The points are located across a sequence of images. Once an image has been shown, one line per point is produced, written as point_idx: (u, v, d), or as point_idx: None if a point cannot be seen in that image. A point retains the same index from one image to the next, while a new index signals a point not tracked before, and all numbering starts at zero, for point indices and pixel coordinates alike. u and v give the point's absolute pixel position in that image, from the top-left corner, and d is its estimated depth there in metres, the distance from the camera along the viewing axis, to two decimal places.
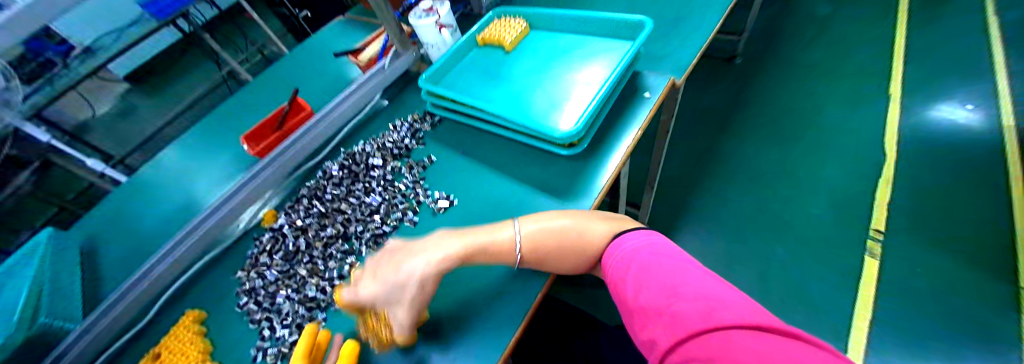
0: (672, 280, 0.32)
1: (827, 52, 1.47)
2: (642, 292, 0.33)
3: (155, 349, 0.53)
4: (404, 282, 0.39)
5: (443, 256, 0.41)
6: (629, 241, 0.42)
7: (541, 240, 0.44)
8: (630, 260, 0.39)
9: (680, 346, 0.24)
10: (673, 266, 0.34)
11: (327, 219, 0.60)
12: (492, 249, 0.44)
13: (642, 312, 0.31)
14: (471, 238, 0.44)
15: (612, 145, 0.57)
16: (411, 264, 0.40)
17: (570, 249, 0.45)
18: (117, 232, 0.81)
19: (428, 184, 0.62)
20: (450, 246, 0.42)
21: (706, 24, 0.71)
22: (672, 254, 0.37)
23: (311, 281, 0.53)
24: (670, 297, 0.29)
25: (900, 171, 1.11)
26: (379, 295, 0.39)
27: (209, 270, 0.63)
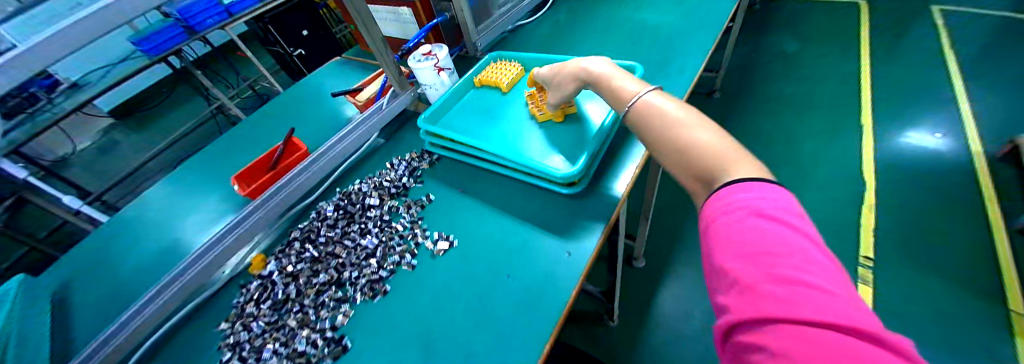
0: (769, 246, 0.28)
1: (800, 85, 1.56)
2: (729, 251, 0.30)
3: None
4: (559, 70, 0.62)
5: (580, 68, 0.57)
6: (740, 182, 0.33)
7: (646, 108, 0.45)
8: (730, 206, 0.32)
9: (749, 325, 0.26)
10: (778, 228, 0.29)
11: (320, 264, 0.57)
12: (609, 89, 0.52)
13: (719, 271, 0.30)
14: (610, 74, 0.53)
15: (611, 183, 0.59)
16: (570, 63, 0.60)
17: (660, 137, 0.42)
18: (89, 276, 0.76)
19: (427, 224, 0.61)
20: (593, 67, 0.56)
21: (691, 66, 0.75)
22: (787, 209, 0.31)
23: (301, 333, 0.50)
24: (756, 269, 0.28)
25: (882, 197, 1.15)
26: (547, 75, 0.65)
27: (191, 319, 0.59)
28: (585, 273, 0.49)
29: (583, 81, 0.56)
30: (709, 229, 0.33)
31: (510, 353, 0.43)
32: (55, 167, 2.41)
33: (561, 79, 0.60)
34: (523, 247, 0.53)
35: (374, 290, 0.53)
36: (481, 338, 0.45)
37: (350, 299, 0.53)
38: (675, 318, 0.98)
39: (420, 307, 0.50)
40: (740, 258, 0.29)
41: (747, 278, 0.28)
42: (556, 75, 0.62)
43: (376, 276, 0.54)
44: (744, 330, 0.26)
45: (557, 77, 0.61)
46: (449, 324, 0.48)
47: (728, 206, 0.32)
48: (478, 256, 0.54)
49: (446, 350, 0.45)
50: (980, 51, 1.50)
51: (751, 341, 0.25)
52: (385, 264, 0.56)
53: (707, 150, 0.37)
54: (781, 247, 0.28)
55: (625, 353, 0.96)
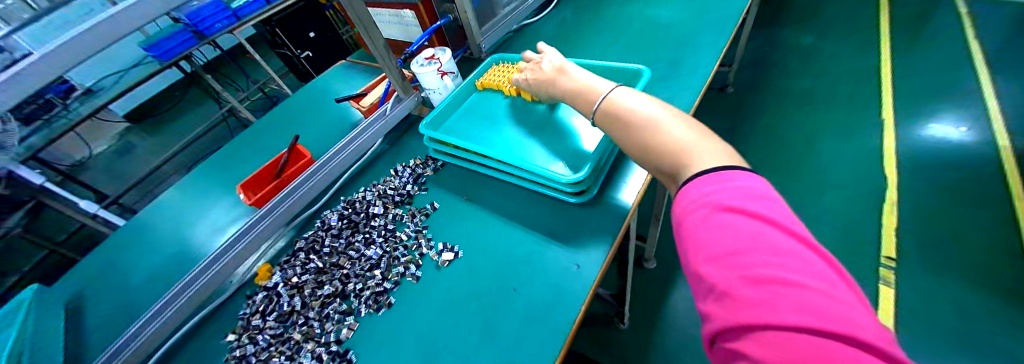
0: (738, 242, 0.28)
1: (816, 79, 1.51)
2: (704, 256, 0.29)
3: None
4: (537, 80, 0.64)
5: (556, 81, 0.59)
6: (706, 179, 0.33)
7: (613, 113, 0.46)
8: (699, 205, 0.32)
9: (731, 333, 0.24)
10: (747, 222, 0.28)
11: (324, 275, 0.57)
12: (581, 95, 0.53)
13: (695, 275, 0.30)
14: (582, 82, 0.54)
15: (619, 191, 0.57)
16: (545, 74, 0.62)
17: (634, 144, 0.43)
18: (102, 285, 0.77)
19: (432, 233, 0.60)
20: (567, 78, 0.57)
21: (703, 66, 0.73)
22: (757, 200, 0.30)
23: (306, 346, 0.49)
24: (728, 267, 0.27)
25: (904, 195, 1.10)
26: (528, 79, 0.66)
27: (200, 330, 0.59)
28: (594, 286, 0.47)
29: (560, 92, 0.58)
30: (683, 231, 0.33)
31: None
32: (73, 171, 2.47)
33: (545, 93, 0.63)
34: (530, 258, 0.52)
35: (379, 303, 0.52)
36: (487, 355, 0.44)
37: (355, 312, 0.52)
38: (687, 322, 0.95)
39: (425, 321, 0.49)
40: (712, 258, 0.28)
41: (721, 279, 0.27)
42: (537, 85, 0.64)
43: (380, 288, 0.53)
44: (727, 339, 0.25)
45: (540, 90, 0.64)
46: (454, 340, 0.47)
47: (697, 206, 0.32)
48: (484, 267, 0.53)
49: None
50: (1008, 40, 1.42)
51: (732, 348, 0.24)
52: (390, 276, 0.55)
53: (674, 151, 0.38)
54: (751, 241, 0.27)
55: (636, 357, 0.94)
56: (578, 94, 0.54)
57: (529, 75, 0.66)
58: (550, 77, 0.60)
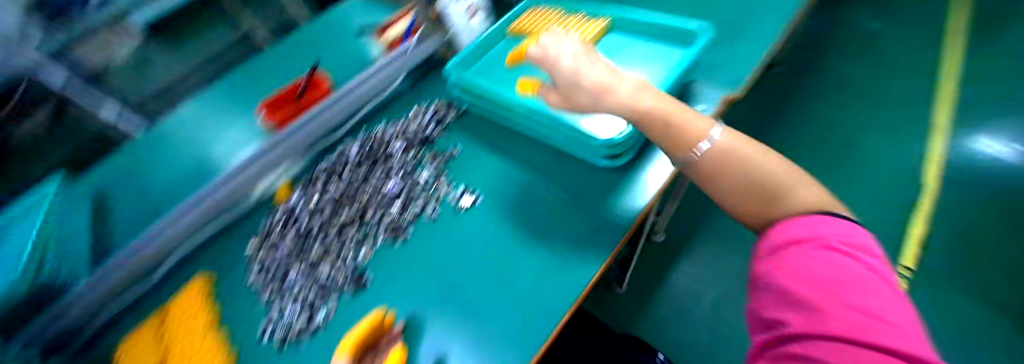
0: (828, 267, 0.31)
1: (872, 71, 1.39)
2: (794, 276, 0.32)
3: (161, 312, 0.58)
4: (591, 89, 0.45)
5: (625, 100, 0.45)
6: (812, 218, 0.37)
7: (724, 162, 0.43)
8: (799, 236, 0.36)
9: (806, 339, 0.28)
10: (842, 257, 0.32)
11: (343, 201, 0.58)
12: (676, 129, 0.44)
13: (774, 287, 0.34)
14: (667, 106, 0.45)
15: (647, 161, 0.55)
16: (606, 86, 0.45)
17: (753, 197, 0.42)
18: (127, 186, 0.80)
19: (451, 177, 0.60)
20: (640, 100, 0.45)
21: (768, 33, 0.64)
22: (863, 253, 0.33)
23: (325, 262, 0.52)
24: (812, 283, 0.31)
25: (934, 207, 1.06)
26: (570, 86, 0.47)
27: (220, 238, 0.65)
28: (613, 254, 0.47)
29: (633, 113, 0.45)
30: (771, 255, 0.37)
31: (521, 315, 0.44)
32: None
33: (596, 107, 0.46)
34: (550, 214, 0.52)
35: (396, 233, 0.54)
36: (494, 297, 0.46)
37: (373, 237, 0.54)
38: (685, 297, 0.97)
39: (438, 259, 0.51)
40: (797, 275, 0.32)
41: (803, 290, 0.31)
42: (588, 96, 0.46)
43: (399, 220, 0.55)
44: (798, 343, 0.28)
45: (591, 102, 0.46)
46: (465, 279, 0.48)
47: (793, 236, 0.36)
48: (502, 217, 0.53)
49: (464, 305, 0.46)
50: None
51: (805, 350, 0.27)
52: (409, 209, 0.56)
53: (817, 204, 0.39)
54: (851, 278, 0.30)
55: (626, 319, 0.98)
56: (667, 123, 0.44)
57: (576, 80, 0.47)
58: (616, 92, 0.45)
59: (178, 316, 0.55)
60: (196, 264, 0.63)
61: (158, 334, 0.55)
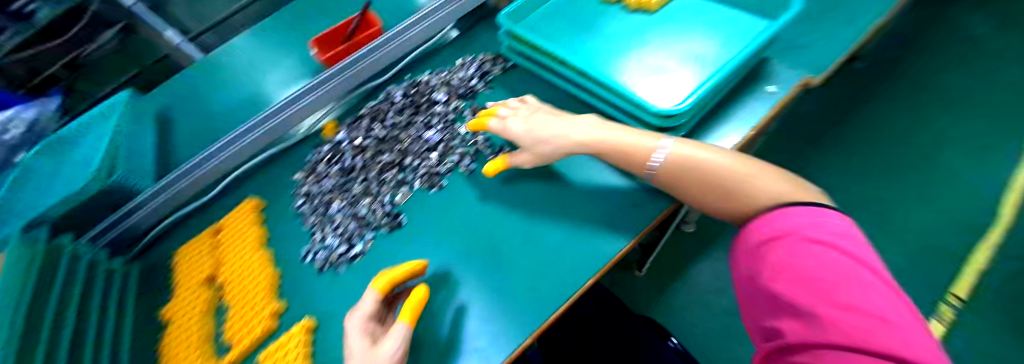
0: (811, 264, 0.31)
1: (967, 82, 1.23)
2: (786, 279, 0.32)
3: (216, 225, 0.63)
4: (544, 140, 0.48)
5: (573, 135, 0.47)
6: (782, 211, 0.37)
7: (686, 164, 0.41)
8: (774, 233, 0.36)
9: (806, 349, 0.27)
10: (823, 250, 0.32)
11: (385, 145, 0.61)
12: (629, 147, 0.44)
13: (766, 292, 0.33)
14: (615, 130, 0.46)
15: (710, 135, 0.47)
16: (553, 133, 0.48)
17: (716, 194, 0.41)
18: (184, 107, 0.83)
19: (490, 135, 0.59)
20: (587, 131, 0.47)
21: (866, 18, 0.57)
22: (842, 238, 0.34)
23: (364, 200, 0.56)
24: (802, 284, 0.30)
25: (1004, 242, 0.97)
26: (527, 142, 0.49)
27: (270, 164, 0.70)
28: (648, 229, 0.46)
29: (588, 146, 0.46)
30: (751, 256, 0.37)
31: (543, 274, 0.45)
32: None
33: (555, 152, 0.48)
34: (586, 183, 0.52)
35: (432, 182, 0.56)
36: (519, 253, 0.48)
37: (409, 183, 0.57)
38: (705, 291, 0.96)
39: (471, 211, 0.53)
40: (785, 278, 0.32)
41: (793, 293, 0.31)
42: (543, 145, 0.48)
43: (435, 170, 0.56)
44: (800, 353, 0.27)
45: (548, 149, 0.48)
46: (493, 235, 0.50)
47: (766, 234, 0.36)
48: (537, 180, 0.54)
49: (492, 257, 0.48)
50: None
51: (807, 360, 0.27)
52: (445, 161, 0.58)
53: (777, 197, 0.39)
54: (837, 272, 0.30)
55: (642, 303, 0.98)
56: (620, 146, 0.45)
57: (528, 134, 0.49)
58: (566, 134, 0.47)
59: (231, 229, 0.61)
60: (245, 187, 0.69)
61: (213, 241, 0.61)
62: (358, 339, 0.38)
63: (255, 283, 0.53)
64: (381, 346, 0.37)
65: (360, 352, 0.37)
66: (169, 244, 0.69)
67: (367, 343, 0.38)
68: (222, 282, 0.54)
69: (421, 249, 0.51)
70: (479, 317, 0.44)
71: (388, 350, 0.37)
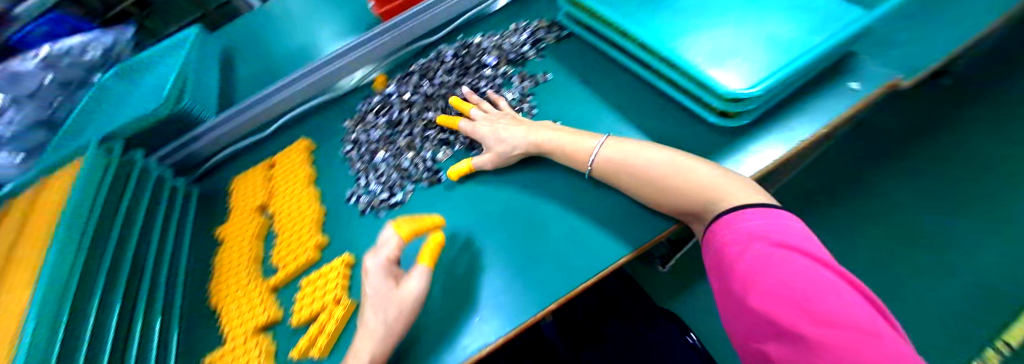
0: (781, 271, 0.27)
1: None
2: (760, 293, 0.27)
3: (270, 160, 0.67)
4: (500, 141, 0.51)
5: (524, 139, 0.49)
6: (736, 212, 0.33)
7: (613, 165, 0.43)
8: (733, 239, 0.32)
9: None
10: (788, 254, 0.28)
11: (430, 102, 0.63)
12: (571, 153, 0.46)
13: (742, 309, 0.28)
14: (562, 135, 0.47)
15: (776, 128, 0.45)
16: (507, 134, 0.51)
17: (659, 196, 0.40)
18: (246, 45, 0.85)
19: (536, 101, 0.58)
20: (538, 135, 0.49)
21: (945, 38, 0.53)
22: (800, 236, 0.30)
23: (407, 154, 0.58)
24: (777, 297, 0.26)
25: None
26: (487, 143, 0.52)
27: (320, 110, 0.73)
28: None
29: (541, 150, 0.49)
30: (718, 269, 0.32)
31: (573, 242, 0.44)
32: None
33: (510, 153, 0.51)
34: None
35: (473, 146, 0.57)
36: (551, 221, 0.47)
37: (450, 144, 0.58)
38: None
39: (507, 177, 0.54)
40: (758, 291, 0.27)
41: (770, 309, 0.26)
42: (500, 146, 0.51)
43: None
44: None
45: (503, 150, 0.51)
46: (525, 199, 0.50)
47: (725, 242, 0.32)
48: None
49: (519, 221, 0.49)
50: None
51: None
52: None
53: (697, 195, 0.37)
54: (807, 279, 0.26)
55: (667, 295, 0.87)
56: (564, 151, 0.47)
57: (487, 135, 0.52)
58: (518, 137, 0.50)
59: (283, 165, 0.65)
60: (294, 131, 0.73)
61: (266, 173, 0.66)
62: (381, 279, 0.42)
63: (302, 216, 0.58)
64: (405, 286, 0.41)
65: (383, 290, 0.41)
66: (223, 173, 0.75)
67: (389, 282, 0.42)
68: (273, 211, 0.60)
69: (453, 204, 0.54)
70: (502, 274, 0.45)
71: (410, 290, 0.40)
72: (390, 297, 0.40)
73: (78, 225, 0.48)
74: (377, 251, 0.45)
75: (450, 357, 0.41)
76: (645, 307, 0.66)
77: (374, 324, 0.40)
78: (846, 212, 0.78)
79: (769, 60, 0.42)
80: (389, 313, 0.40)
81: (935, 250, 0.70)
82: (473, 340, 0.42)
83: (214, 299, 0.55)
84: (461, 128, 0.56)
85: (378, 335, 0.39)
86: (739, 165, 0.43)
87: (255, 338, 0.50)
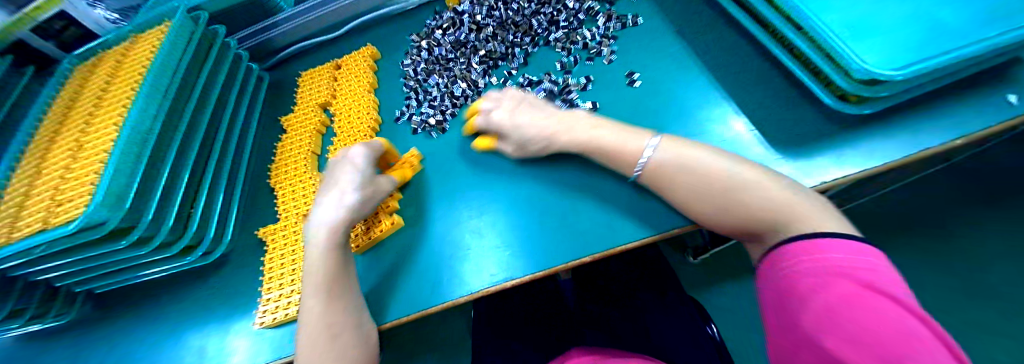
0: (862, 316, 0.22)
1: None
2: (835, 336, 0.22)
3: (336, 61, 0.68)
4: (532, 139, 0.48)
5: (561, 137, 0.46)
6: (814, 241, 0.28)
7: (669, 171, 0.39)
8: (805, 271, 0.27)
9: None
10: (877, 301, 0.23)
11: (502, 29, 0.62)
12: (616, 154, 0.43)
13: (811, 351, 0.24)
14: (603, 134, 0.44)
15: (889, 132, 0.39)
16: (539, 131, 0.47)
17: (721, 212, 0.37)
18: None
19: (616, 46, 0.56)
20: (576, 132, 0.46)
21: None
22: (895, 285, 0.24)
23: (460, 83, 0.60)
24: (860, 343, 0.21)
25: None
26: (515, 138, 0.49)
27: (391, 20, 0.73)
28: None
29: (577, 147, 0.46)
30: (781, 300, 0.28)
31: (618, 204, 0.46)
32: None
33: (544, 150, 0.48)
34: (671, 120, 0.48)
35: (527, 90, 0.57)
36: (604, 178, 0.49)
37: (507, 83, 0.59)
38: None
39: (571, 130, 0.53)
40: (832, 334, 0.22)
41: (849, 357, 0.21)
42: (531, 144, 0.48)
43: (533, 79, 0.57)
44: None
45: (536, 147, 0.48)
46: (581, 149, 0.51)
47: (799, 273, 0.27)
48: (633, 120, 0.50)
49: (579, 183, 0.49)
50: None
51: None
52: (550, 71, 0.57)
53: (766, 215, 0.33)
54: (900, 332, 0.21)
55: (699, 283, 0.83)
56: (607, 154, 0.44)
57: (514, 131, 0.49)
58: (552, 134, 0.47)
59: (349, 67, 0.66)
60: (362, 37, 0.73)
61: (332, 74, 0.67)
62: (367, 163, 0.48)
63: (359, 122, 0.59)
64: (380, 179, 0.49)
65: (364, 174, 0.47)
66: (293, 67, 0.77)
67: (370, 168, 0.49)
68: (334, 110, 0.62)
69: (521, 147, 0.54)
70: (543, 220, 0.48)
71: (385, 183, 0.49)
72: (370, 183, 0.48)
73: (160, 89, 0.51)
74: (365, 144, 0.51)
75: (476, 280, 0.47)
76: (680, 302, 0.60)
77: (348, 196, 0.46)
78: (914, 247, 0.73)
79: (927, 37, 0.35)
80: (366, 193, 0.47)
81: (999, 309, 0.66)
82: (500, 271, 0.47)
83: (273, 179, 0.59)
84: (477, 125, 0.53)
85: (351, 206, 0.46)
86: (839, 167, 0.39)
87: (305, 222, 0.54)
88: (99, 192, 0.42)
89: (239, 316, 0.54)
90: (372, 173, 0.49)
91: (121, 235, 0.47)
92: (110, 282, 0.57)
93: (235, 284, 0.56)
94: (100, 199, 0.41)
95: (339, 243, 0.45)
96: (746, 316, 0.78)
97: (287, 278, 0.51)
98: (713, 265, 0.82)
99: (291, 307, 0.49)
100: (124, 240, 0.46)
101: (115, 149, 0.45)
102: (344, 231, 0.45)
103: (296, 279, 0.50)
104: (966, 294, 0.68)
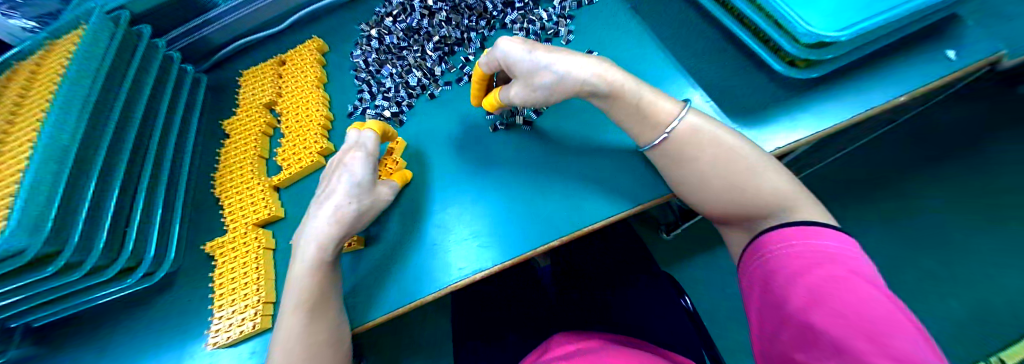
0: (850, 297, 0.23)
1: None
2: (824, 312, 0.23)
3: (281, 57, 0.64)
4: (545, 66, 0.39)
5: (582, 68, 0.38)
6: (804, 227, 0.29)
7: (693, 142, 0.36)
8: (793, 254, 0.28)
9: None
10: (864, 285, 0.24)
11: (455, 13, 0.60)
12: (641, 116, 0.38)
13: (794, 326, 0.24)
14: (635, 83, 0.38)
15: (839, 96, 0.40)
16: (552, 60, 0.39)
17: (720, 190, 0.35)
18: None
19: (573, 26, 0.54)
20: (601, 67, 0.39)
21: None
22: (872, 271, 0.26)
23: (416, 72, 0.57)
24: (847, 320, 0.22)
25: None
26: (523, 70, 0.40)
27: (339, 11, 0.69)
28: None
29: (608, 89, 0.39)
30: (766, 279, 0.29)
31: (584, 186, 0.46)
32: None
33: (554, 86, 0.39)
34: None
35: None
36: (574, 159, 0.48)
37: (464, 70, 0.57)
38: None
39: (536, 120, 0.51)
40: (820, 311, 0.23)
41: (836, 332, 0.22)
42: (541, 74, 0.39)
43: None
44: None
45: (547, 79, 0.39)
46: (552, 137, 0.50)
47: (789, 256, 0.28)
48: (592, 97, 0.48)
49: (551, 172, 0.47)
50: None
51: None
52: None
53: (761, 200, 0.33)
54: (883, 313, 0.22)
55: (673, 258, 0.84)
56: (640, 108, 0.38)
57: (522, 60, 0.40)
58: (572, 66, 0.39)
59: (295, 62, 0.61)
60: (309, 30, 0.69)
61: (277, 71, 0.62)
62: (368, 171, 0.43)
63: (308, 121, 0.56)
64: (380, 188, 0.45)
65: (362, 185, 0.43)
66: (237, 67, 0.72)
67: (372, 176, 0.44)
68: (281, 110, 0.58)
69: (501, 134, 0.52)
70: (515, 210, 0.46)
71: (386, 194, 0.46)
72: (369, 193, 0.44)
73: (79, 97, 0.45)
74: (359, 145, 0.45)
75: (447, 276, 0.45)
76: (656, 280, 0.60)
77: (345, 208, 0.42)
78: (872, 205, 0.76)
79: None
80: (362, 204, 0.43)
81: (948, 258, 0.70)
82: (470, 264, 0.45)
83: (218, 188, 0.55)
84: (483, 66, 0.45)
85: (346, 219, 0.42)
86: (793, 132, 0.39)
87: (256, 230, 0.51)
88: (10, 220, 0.36)
89: (195, 338, 0.50)
90: (374, 181, 0.44)
91: (43, 263, 0.42)
92: (42, 315, 0.52)
93: (188, 306, 0.52)
94: (15, 225, 0.36)
95: (331, 258, 0.41)
96: (718, 287, 0.80)
97: (239, 294, 0.48)
98: (686, 240, 0.84)
99: (247, 323, 0.46)
100: (50, 268, 0.41)
101: (28, 167, 0.39)
102: (335, 246, 0.42)
103: (249, 294, 0.47)
104: (917, 246, 0.72)
